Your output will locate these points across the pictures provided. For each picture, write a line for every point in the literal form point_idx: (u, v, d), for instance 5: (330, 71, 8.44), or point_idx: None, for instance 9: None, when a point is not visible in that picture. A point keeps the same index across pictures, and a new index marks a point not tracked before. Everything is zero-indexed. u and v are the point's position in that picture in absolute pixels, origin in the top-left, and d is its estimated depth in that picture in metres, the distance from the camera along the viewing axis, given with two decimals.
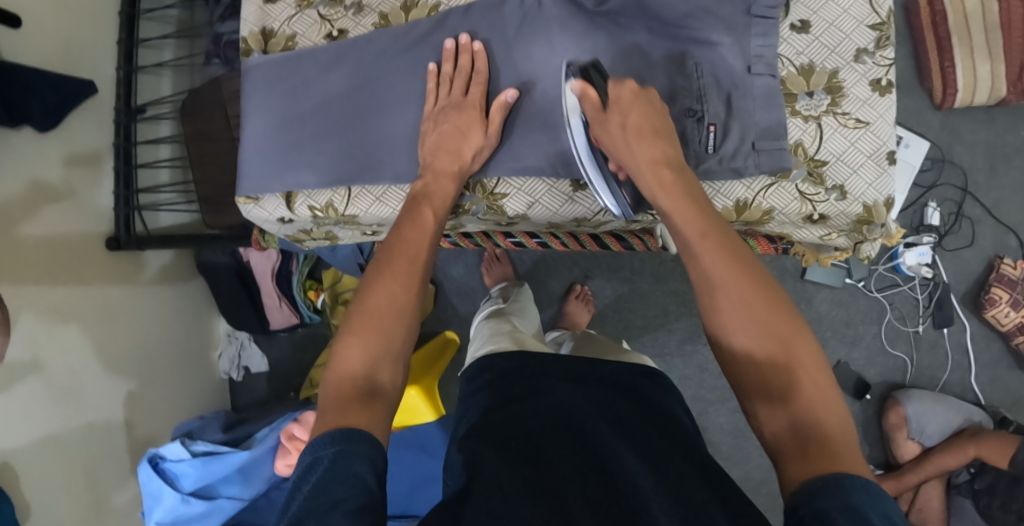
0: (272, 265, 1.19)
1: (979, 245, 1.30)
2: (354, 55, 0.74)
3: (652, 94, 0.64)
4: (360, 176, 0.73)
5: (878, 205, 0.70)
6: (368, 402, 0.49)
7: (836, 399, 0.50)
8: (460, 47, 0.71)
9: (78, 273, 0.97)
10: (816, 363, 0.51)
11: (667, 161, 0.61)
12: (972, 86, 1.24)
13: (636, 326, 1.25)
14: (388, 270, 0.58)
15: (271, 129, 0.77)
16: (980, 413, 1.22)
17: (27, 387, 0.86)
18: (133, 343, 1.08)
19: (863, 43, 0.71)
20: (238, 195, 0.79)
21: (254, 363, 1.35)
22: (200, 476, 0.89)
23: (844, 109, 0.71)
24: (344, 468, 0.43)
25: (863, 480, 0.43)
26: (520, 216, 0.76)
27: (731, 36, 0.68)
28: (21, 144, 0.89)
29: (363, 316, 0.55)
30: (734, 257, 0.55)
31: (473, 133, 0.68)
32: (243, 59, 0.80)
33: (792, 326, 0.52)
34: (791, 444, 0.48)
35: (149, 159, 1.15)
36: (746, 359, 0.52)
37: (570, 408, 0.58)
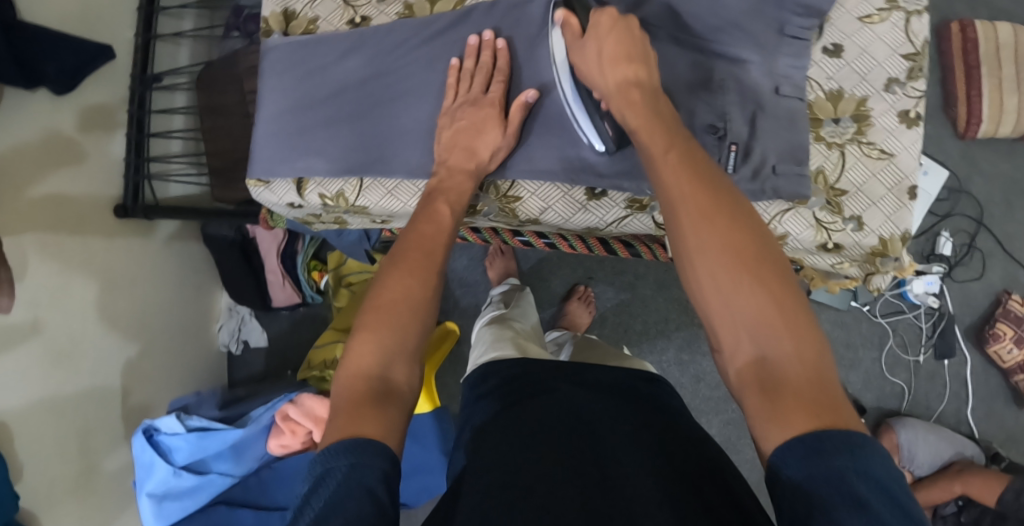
0: (277, 244, 1.18)
1: (988, 278, 1.29)
2: (374, 42, 0.73)
3: (631, 21, 0.62)
4: (373, 166, 0.72)
5: (895, 238, 0.69)
6: (381, 404, 0.46)
7: (810, 328, 0.45)
8: (483, 43, 0.70)
9: (84, 236, 0.97)
10: (785, 285, 0.46)
11: (641, 84, 0.59)
12: (996, 118, 1.23)
13: (635, 332, 1.24)
14: (404, 262, 0.55)
15: (285, 112, 0.76)
16: (973, 447, 1.22)
17: (27, 347, 0.86)
18: (134, 310, 1.08)
19: (895, 73, 0.71)
20: (249, 177, 0.78)
21: (254, 337, 1.35)
22: (193, 451, 0.90)
23: (869, 138, 0.70)
24: (357, 483, 0.40)
25: (838, 434, 0.40)
26: (532, 220, 0.76)
27: (760, 55, 0.68)
28: (35, 104, 0.88)
29: (376, 310, 0.51)
30: (698, 173, 0.51)
31: (491, 132, 0.67)
32: (263, 39, 0.79)
33: (759, 243, 0.48)
34: (753, 380, 0.44)
35: (162, 128, 1.15)
36: (708, 280, 0.48)
37: (567, 405, 0.60)
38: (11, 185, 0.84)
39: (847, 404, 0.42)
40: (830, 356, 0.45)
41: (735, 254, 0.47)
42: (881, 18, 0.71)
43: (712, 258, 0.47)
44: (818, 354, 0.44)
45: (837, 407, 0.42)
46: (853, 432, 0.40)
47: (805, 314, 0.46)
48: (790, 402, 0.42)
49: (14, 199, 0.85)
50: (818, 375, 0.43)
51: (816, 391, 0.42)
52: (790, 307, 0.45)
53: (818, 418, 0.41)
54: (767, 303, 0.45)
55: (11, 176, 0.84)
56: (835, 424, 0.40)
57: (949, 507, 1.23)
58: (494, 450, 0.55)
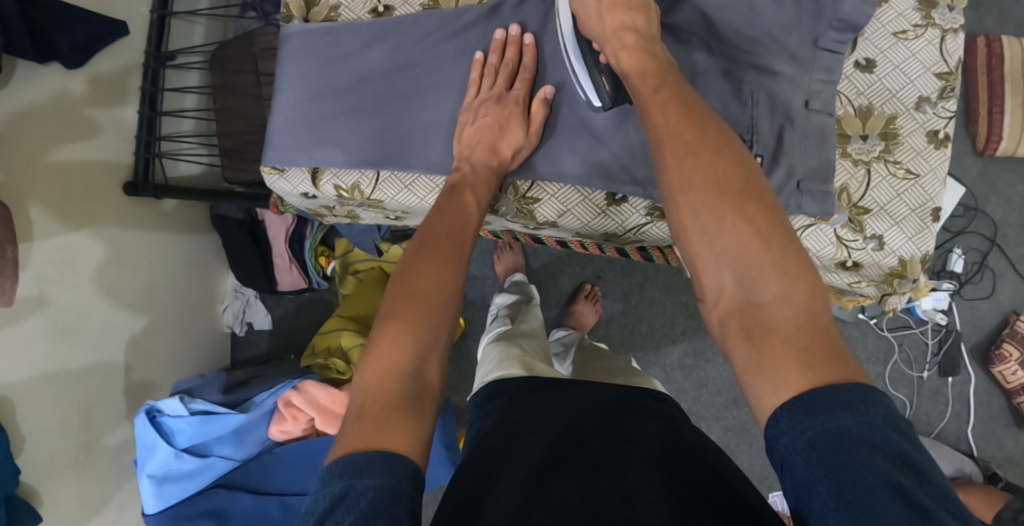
0: (286, 228, 1.17)
1: (997, 298, 1.28)
2: (399, 34, 0.72)
3: None
4: (392, 160, 0.72)
5: (915, 260, 0.68)
6: (413, 408, 0.44)
7: (800, 261, 0.46)
8: (509, 38, 0.69)
9: (93, 212, 0.97)
10: (770, 219, 0.48)
11: (637, 29, 0.60)
12: (1017, 136, 1.22)
13: (641, 334, 1.24)
14: (436, 253, 0.54)
15: (304, 100, 0.75)
16: (971, 465, 1.22)
17: (33, 321, 0.86)
18: (140, 287, 1.08)
19: (926, 91, 0.70)
20: (263, 164, 0.77)
21: (258, 319, 1.35)
22: (195, 434, 0.90)
23: (896, 157, 0.69)
24: (386, 506, 0.37)
25: (839, 385, 0.41)
26: (550, 223, 0.75)
27: (794, 68, 0.67)
28: (47, 78, 0.88)
29: (409, 300, 0.50)
30: (685, 111, 0.54)
31: (513, 130, 0.67)
32: (283, 25, 0.78)
33: (745, 178, 0.50)
34: (737, 324, 0.47)
35: (174, 107, 1.14)
36: (692, 218, 0.50)
37: (571, 424, 0.62)
38: (21, 159, 0.84)
39: (846, 354, 0.43)
40: (824, 300, 0.46)
41: (720, 188, 0.49)
42: (916, 34, 0.70)
43: (697, 194, 0.49)
44: (809, 293, 0.45)
45: (835, 358, 0.43)
46: (854, 383, 0.41)
47: (794, 252, 0.47)
48: (777, 349, 0.44)
49: (24, 171, 0.85)
50: (807, 319, 0.45)
51: (805, 335, 0.44)
52: (777, 242, 0.47)
53: (819, 375, 0.42)
54: (752, 240, 0.47)
55: (22, 149, 0.84)
56: (837, 376, 0.41)
57: None
58: (508, 465, 0.56)
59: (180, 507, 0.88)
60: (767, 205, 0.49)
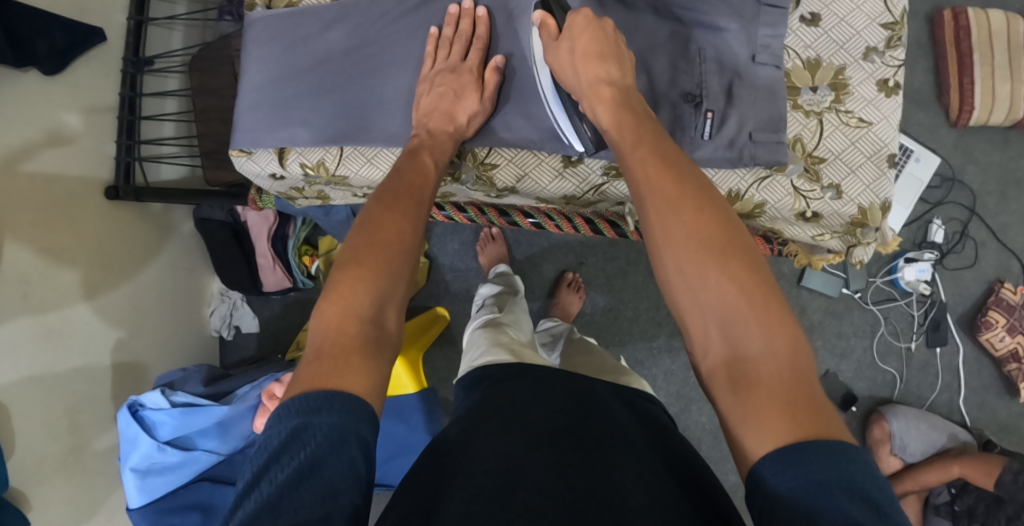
0: (268, 227, 1.19)
1: (980, 267, 1.29)
2: (357, 14, 0.74)
3: (606, 21, 0.62)
4: (354, 135, 0.73)
5: (874, 207, 0.69)
6: (371, 352, 0.48)
7: (785, 323, 0.48)
8: (462, 12, 0.70)
9: (77, 216, 0.98)
10: (752, 276, 0.49)
11: (612, 81, 0.60)
12: (989, 105, 1.23)
13: (626, 319, 1.24)
14: (397, 205, 0.56)
15: (268, 82, 0.76)
16: (965, 433, 1.22)
17: (19, 323, 0.87)
18: (126, 291, 1.09)
19: (874, 42, 0.71)
20: (232, 148, 0.79)
21: (245, 323, 1.36)
22: (178, 426, 0.90)
23: (847, 107, 0.70)
24: (341, 447, 0.42)
25: (818, 442, 0.42)
26: (509, 188, 0.76)
27: (740, 23, 0.68)
28: (25, 84, 0.90)
29: (370, 247, 0.52)
30: (666, 165, 0.55)
31: (468, 97, 0.68)
32: (246, 13, 0.79)
33: (729, 233, 0.51)
34: (724, 374, 0.48)
35: (154, 111, 1.16)
36: (677, 274, 0.52)
37: (555, 413, 0.60)
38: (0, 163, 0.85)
39: (826, 407, 0.45)
40: (807, 355, 0.48)
41: (703, 246, 0.51)
42: None
43: (681, 250, 0.51)
44: (791, 346, 0.47)
45: (814, 415, 0.44)
46: (834, 442, 0.42)
47: (776, 308, 0.49)
48: (763, 401, 0.45)
49: (6, 174, 0.86)
50: (791, 374, 0.46)
51: (789, 391, 0.45)
52: (759, 296, 0.49)
53: (791, 429, 0.43)
54: (735, 296, 0.49)
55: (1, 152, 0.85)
56: (818, 432, 0.43)
57: (942, 495, 1.22)
58: (467, 457, 0.55)
59: (164, 500, 0.89)
60: (755, 264, 0.51)
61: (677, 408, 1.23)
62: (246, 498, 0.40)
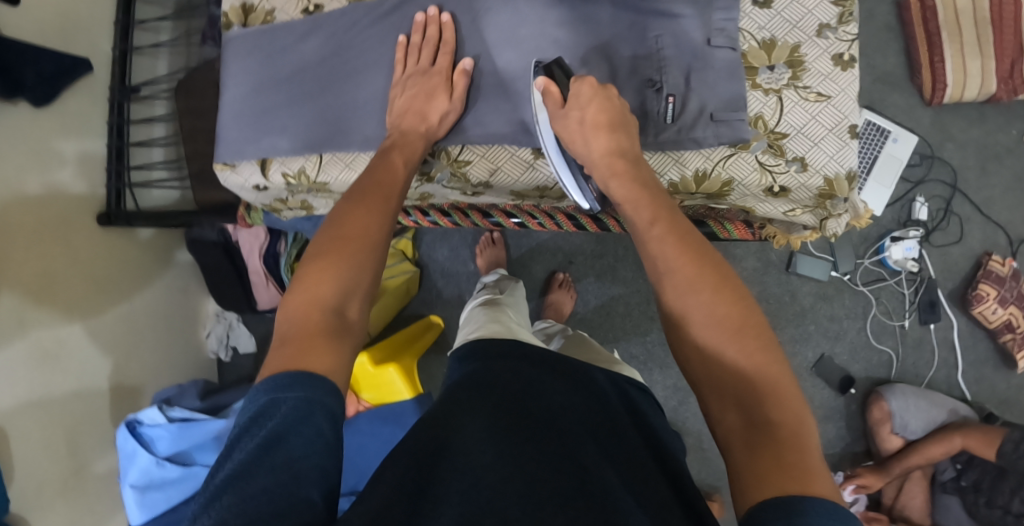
0: (260, 243, 1.21)
1: (967, 242, 1.30)
2: (328, 26, 0.76)
3: (611, 90, 0.66)
4: (331, 141, 0.75)
5: (840, 178, 0.71)
6: (335, 336, 0.54)
7: (793, 399, 0.51)
8: (429, 19, 0.72)
9: (68, 241, 1.03)
10: (768, 357, 0.52)
11: (623, 152, 0.65)
12: (962, 82, 1.25)
13: (618, 314, 1.25)
14: (364, 201, 0.62)
15: (246, 96, 0.79)
16: (965, 407, 1.22)
17: (14, 347, 0.92)
18: (120, 314, 1.13)
19: (826, 19, 0.72)
20: (216, 162, 0.81)
21: (242, 342, 1.38)
22: (175, 441, 0.93)
23: (805, 82, 0.71)
24: (307, 418, 0.48)
25: (815, 501, 0.44)
26: (483, 184, 0.77)
27: (694, 9, 0.70)
28: (18, 116, 0.96)
29: (337, 242, 0.58)
30: (684, 244, 0.59)
31: (439, 98, 0.70)
32: (224, 33, 0.81)
33: (744, 311, 0.55)
34: (738, 439, 0.50)
35: (142, 138, 1.20)
36: (694, 349, 0.55)
37: (550, 400, 0.60)
38: None
39: (823, 469, 0.47)
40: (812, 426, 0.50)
41: (721, 328, 0.54)
42: None
43: (701, 330, 0.55)
44: (799, 421, 0.50)
45: (811, 478, 0.46)
46: (827, 501, 0.44)
47: (786, 382, 0.52)
48: (768, 461, 0.47)
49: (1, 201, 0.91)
50: (797, 434, 0.49)
51: (796, 456, 0.47)
52: (769, 369, 0.52)
53: (790, 485, 0.45)
54: (746, 369, 0.52)
55: None
56: (808, 488, 0.45)
57: (948, 472, 1.22)
58: (463, 447, 0.54)
59: (163, 516, 0.91)
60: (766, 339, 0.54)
61: (675, 401, 1.23)
62: (221, 470, 0.45)
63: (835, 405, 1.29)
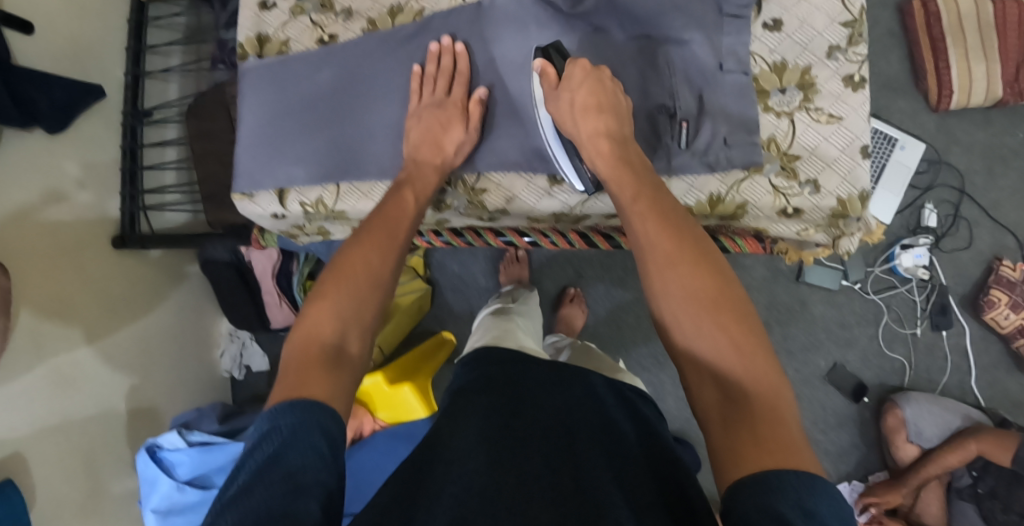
0: (272, 265, 1.22)
1: (977, 247, 1.30)
2: (342, 56, 0.77)
3: (603, 71, 0.67)
4: (347, 170, 0.76)
5: (853, 198, 0.71)
6: (331, 368, 0.54)
7: (771, 372, 0.51)
8: (442, 48, 0.73)
9: (84, 265, 1.05)
10: (747, 334, 0.53)
11: (610, 134, 0.65)
12: (967, 88, 1.25)
13: (629, 326, 1.25)
14: (368, 239, 0.64)
15: (262, 126, 0.80)
16: (979, 412, 1.21)
17: (32, 373, 0.93)
18: (135, 337, 1.14)
19: (836, 40, 0.72)
20: (234, 192, 0.81)
21: (255, 361, 1.40)
22: (195, 465, 0.94)
23: (816, 104, 0.72)
24: (303, 438, 0.48)
25: (792, 475, 0.44)
26: (501, 210, 0.78)
27: (703, 34, 0.70)
28: (33, 143, 0.97)
29: (337, 278, 0.60)
30: (664, 220, 0.59)
31: (454, 128, 0.71)
32: (239, 63, 0.82)
33: (724, 289, 0.55)
34: (716, 414, 0.51)
35: (155, 161, 1.22)
36: (675, 323, 0.56)
37: (542, 400, 0.62)
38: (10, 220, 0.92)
39: (800, 442, 0.47)
40: (791, 400, 0.51)
41: (698, 304, 0.55)
42: None
43: (678, 306, 0.55)
44: (776, 392, 0.50)
45: (788, 453, 0.46)
46: (803, 474, 0.44)
47: (764, 356, 0.52)
48: (744, 437, 0.48)
49: (17, 227, 0.93)
50: (773, 408, 0.49)
51: (774, 433, 0.47)
52: (749, 349, 0.52)
53: (766, 461, 0.46)
54: (726, 347, 0.52)
55: (11, 211, 0.92)
56: (788, 463, 0.45)
57: (963, 478, 1.21)
58: (457, 451, 0.55)
59: None
60: (745, 315, 0.54)
61: (688, 412, 1.23)
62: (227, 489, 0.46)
63: (848, 413, 1.29)
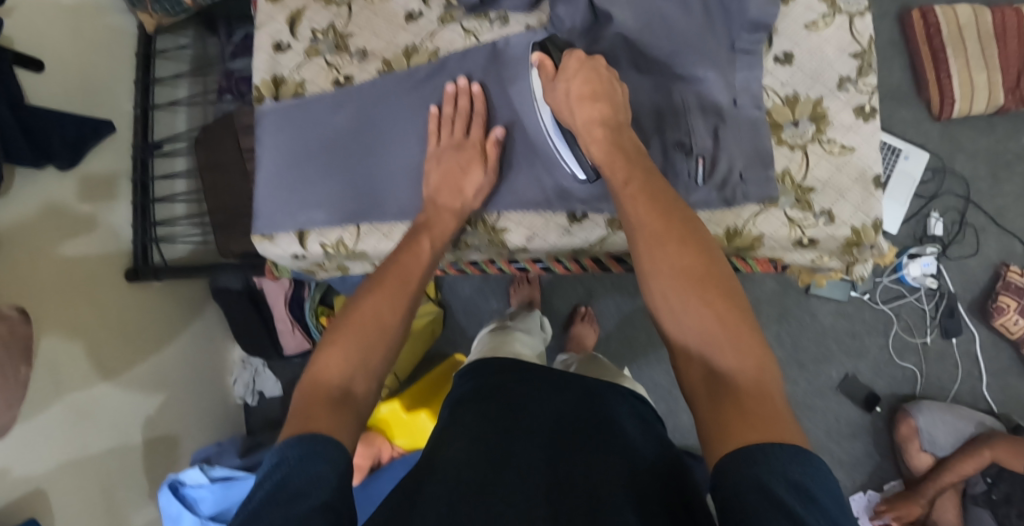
0: (284, 292, 1.23)
1: (984, 253, 1.30)
2: (359, 98, 0.82)
3: (598, 61, 0.69)
4: (369, 213, 0.80)
5: (867, 227, 0.73)
6: (337, 406, 0.55)
7: (756, 346, 0.51)
8: (459, 90, 0.77)
9: (99, 299, 1.06)
10: (734, 310, 0.53)
11: (607, 121, 0.67)
12: (969, 96, 1.26)
13: (640, 344, 1.26)
14: (381, 288, 0.65)
15: (281, 169, 0.83)
16: (992, 419, 1.22)
17: (51, 410, 0.94)
18: (150, 368, 1.15)
19: (846, 72, 0.75)
20: (254, 234, 0.85)
21: (268, 387, 1.41)
22: (217, 500, 0.96)
23: (829, 136, 0.75)
24: (310, 472, 0.48)
25: (778, 448, 0.44)
26: (520, 248, 0.81)
27: (716, 71, 0.72)
28: (45, 180, 0.97)
29: (348, 326, 0.62)
30: (656, 202, 0.59)
31: (474, 172, 0.75)
32: (256, 105, 0.86)
33: (711, 267, 0.55)
34: (703, 390, 0.51)
35: (166, 193, 1.24)
36: (663, 300, 0.56)
37: (541, 409, 0.63)
38: (27, 256, 0.93)
39: (784, 415, 0.47)
40: (776, 375, 0.51)
41: (686, 278, 0.54)
42: (825, 23, 0.76)
43: (666, 282, 0.55)
44: (761, 367, 0.50)
45: (771, 426, 0.46)
46: (788, 447, 0.44)
47: (750, 333, 0.52)
48: (730, 413, 0.48)
49: (33, 265, 0.94)
50: (758, 385, 0.49)
51: (759, 407, 0.47)
52: (735, 325, 0.52)
53: (752, 434, 0.46)
54: (713, 322, 0.52)
55: (28, 248, 0.93)
56: (775, 437, 0.45)
57: (978, 485, 1.21)
58: (452, 458, 0.57)
59: None
60: (732, 292, 0.54)
61: None
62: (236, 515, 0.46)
63: (861, 423, 1.29)
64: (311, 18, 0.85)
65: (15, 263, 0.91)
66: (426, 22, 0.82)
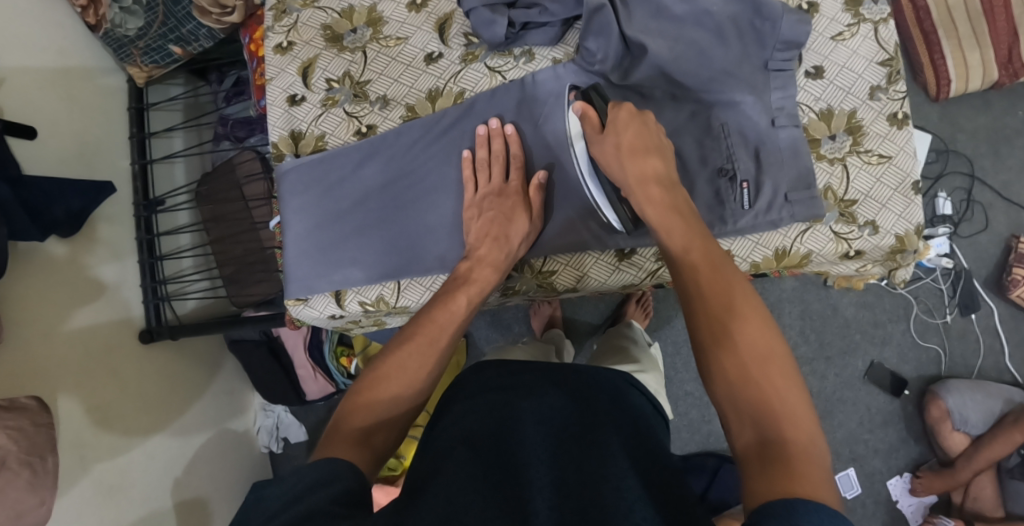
0: (303, 336, 1.22)
1: (994, 228, 1.31)
2: (385, 149, 0.87)
3: (648, 117, 0.72)
4: (410, 267, 0.85)
5: (909, 233, 0.79)
6: (356, 447, 0.55)
7: (807, 423, 0.48)
8: (491, 132, 0.82)
9: (116, 366, 1.03)
10: (787, 380, 0.50)
11: (659, 178, 0.69)
12: (965, 75, 1.26)
13: (666, 355, 1.26)
14: (410, 342, 0.65)
15: (312, 229, 0.88)
16: (1020, 392, 1.22)
17: (79, 487, 0.91)
18: (173, 428, 1.12)
19: (876, 80, 0.81)
20: (289, 298, 0.90)
21: (293, 432, 1.38)
22: None
23: (866, 147, 0.81)
24: (328, 483, 0.49)
25: (821, 509, 0.41)
26: (570, 288, 0.87)
27: (754, 95, 0.80)
28: (47, 254, 0.94)
29: (376, 380, 0.61)
30: (716, 268, 0.58)
31: (519, 219, 0.79)
32: (277, 163, 0.91)
33: (765, 329, 0.52)
34: (755, 457, 0.47)
35: (172, 248, 1.22)
36: (711, 339, 0.53)
37: (550, 423, 0.59)
38: (38, 330, 0.90)
39: (826, 483, 0.44)
40: (824, 450, 0.47)
41: (732, 326, 0.52)
42: (851, 33, 0.82)
43: (714, 330, 0.53)
44: (811, 441, 0.47)
45: (816, 485, 0.44)
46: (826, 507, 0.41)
47: (796, 397, 0.49)
48: (783, 472, 0.44)
49: (45, 341, 0.91)
50: (809, 452, 0.46)
51: (802, 467, 0.45)
52: (780, 385, 0.50)
53: (795, 488, 0.43)
54: (763, 387, 0.49)
55: (40, 322, 0.91)
56: (810, 493, 0.43)
57: (1012, 458, 1.18)
58: (451, 471, 0.53)
59: None
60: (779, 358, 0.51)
61: None
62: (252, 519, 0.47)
63: (892, 409, 1.29)
64: (326, 68, 0.90)
65: (26, 337, 0.88)
66: (448, 62, 0.87)
